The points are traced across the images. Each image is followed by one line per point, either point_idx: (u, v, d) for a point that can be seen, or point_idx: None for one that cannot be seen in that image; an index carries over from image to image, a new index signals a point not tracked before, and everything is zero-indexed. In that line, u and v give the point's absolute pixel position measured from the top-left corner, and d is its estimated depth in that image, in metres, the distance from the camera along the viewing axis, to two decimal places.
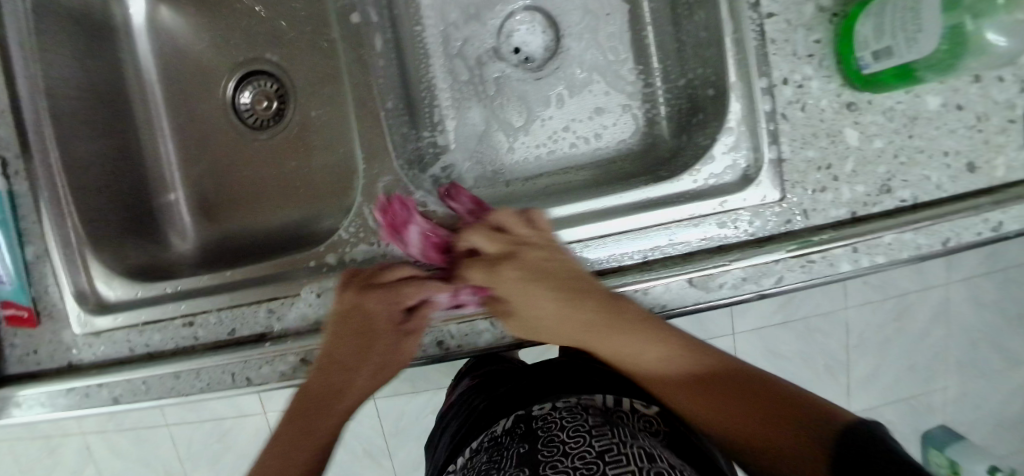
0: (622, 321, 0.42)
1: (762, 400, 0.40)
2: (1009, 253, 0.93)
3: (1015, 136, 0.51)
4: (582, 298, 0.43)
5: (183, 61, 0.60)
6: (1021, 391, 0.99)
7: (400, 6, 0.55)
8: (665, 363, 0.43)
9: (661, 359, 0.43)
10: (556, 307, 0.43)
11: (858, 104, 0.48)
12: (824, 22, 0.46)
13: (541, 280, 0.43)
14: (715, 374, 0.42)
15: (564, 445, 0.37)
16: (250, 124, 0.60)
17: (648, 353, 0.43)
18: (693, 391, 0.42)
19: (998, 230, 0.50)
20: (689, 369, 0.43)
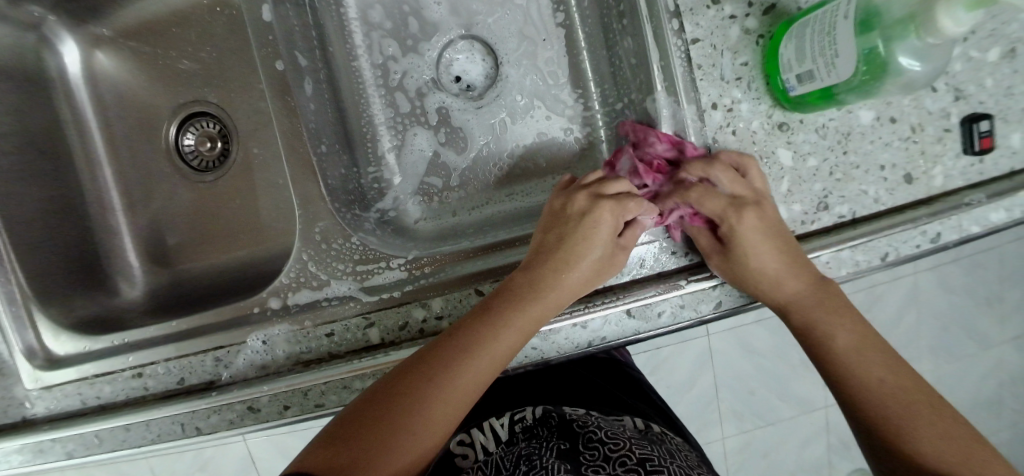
0: (833, 300, 0.42)
1: (933, 441, 0.36)
2: (972, 241, 0.93)
3: (951, 144, 0.51)
4: (787, 255, 0.43)
5: (126, 106, 0.60)
6: (993, 373, 0.99)
7: (335, 44, 0.55)
8: (844, 348, 0.41)
9: (850, 343, 0.41)
10: (777, 269, 0.43)
11: (790, 124, 0.48)
12: (751, 44, 0.47)
13: (772, 238, 0.44)
14: (888, 372, 0.40)
15: (604, 448, 0.40)
16: (196, 167, 0.60)
17: (841, 334, 0.41)
18: (886, 392, 0.39)
19: (937, 241, 0.51)
20: (860, 366, 0.40)
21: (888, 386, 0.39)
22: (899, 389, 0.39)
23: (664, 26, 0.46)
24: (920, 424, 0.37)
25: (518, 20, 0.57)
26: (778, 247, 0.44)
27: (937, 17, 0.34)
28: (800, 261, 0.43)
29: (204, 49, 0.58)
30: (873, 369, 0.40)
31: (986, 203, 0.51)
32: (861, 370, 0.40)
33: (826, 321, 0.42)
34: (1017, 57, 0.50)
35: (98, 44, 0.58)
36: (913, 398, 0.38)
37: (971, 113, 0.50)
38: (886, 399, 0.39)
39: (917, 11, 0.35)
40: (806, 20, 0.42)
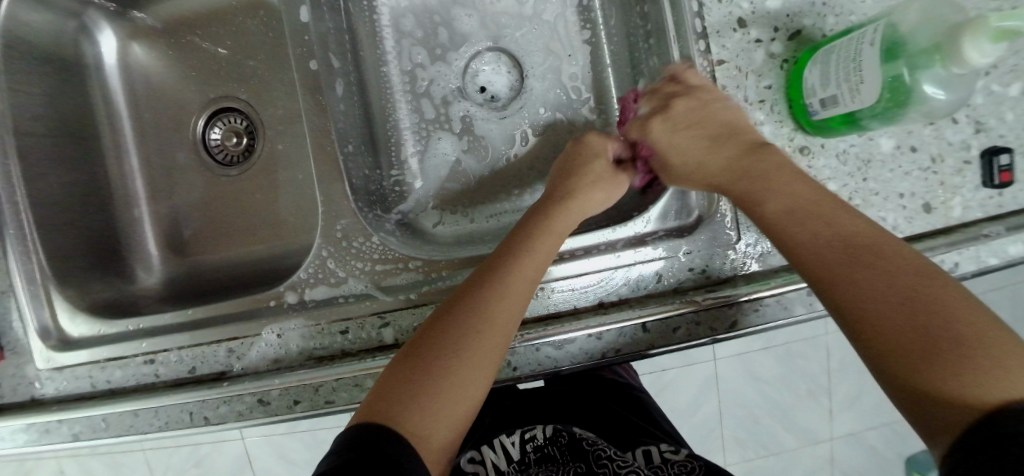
0: (764, 162, 0.41)
1: (910, 312, 0.31)
2: (986, 278, 0.92)
3: (970, 177, 0.51)
4: (715, 140, 0.44)
5: (157, 99, 0.61)
6: None
7: (366, 49, 0.56)
8: (783, 217, 0.38)
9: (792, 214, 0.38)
10: (702, 151, 0.44)
11: (811, 148, 0.48)
12: (775, 67, 0.48)
13: (690, 128, 0.45)
14: (827, 229, 0.36)
15: (613, 464, 0.41)
16: (220, 160, 0.61)
17: (782, 204, 0.39)
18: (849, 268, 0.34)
19: (956, 272, 0.50)
20: (813, 240, 0.36)
21: (832, 255, 0.35)
22: (850, 246, 0.35)
23: (691, 46, 0.47)
24: (883, 285, 0.33)
25: (545, 35, 0.59)
26: (703, 138, 0.44)
27: (961, 48, 0.35)
28: (728, 142, 0.43)
29: (239, 47, 0.59)
30: (820, 231, 0.36)
31: (1005, 236, 0.50)
32: (810, 242, 0.36)
33: (762, 193, 0.39)
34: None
35: (136, 37, 0.60)
36: (868, 253, 0.34)
37: (992, 146, 0.51)
38: (836, 263, 0.35)
39: (942, 41, 0.36)
40: (832, 46, 0.43)
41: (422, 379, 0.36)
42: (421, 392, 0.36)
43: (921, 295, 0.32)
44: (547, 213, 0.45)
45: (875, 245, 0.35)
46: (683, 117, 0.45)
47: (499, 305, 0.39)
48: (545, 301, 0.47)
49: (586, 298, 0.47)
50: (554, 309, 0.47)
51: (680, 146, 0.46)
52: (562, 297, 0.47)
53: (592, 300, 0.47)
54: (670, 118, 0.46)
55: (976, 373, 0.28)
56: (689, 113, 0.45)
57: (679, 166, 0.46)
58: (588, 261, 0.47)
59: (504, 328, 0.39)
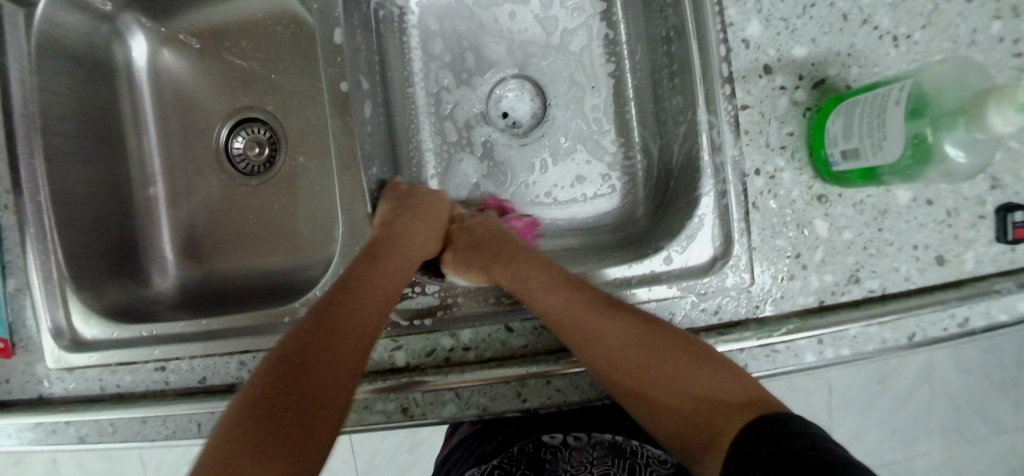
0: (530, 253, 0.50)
1: (660, 363, 0.42)
2: None
3: (984, 231, 0.52)
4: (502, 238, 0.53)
5: (184, 105, 0.62)
6: (1005, 459, 0.97)
7: (394, 69, 0.57)
8: (549, 300, 0.44)
9: (564, 293, 0.45)
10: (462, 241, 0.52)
11: (829, 196, 0.49)
12: (798, 115, 0.48)
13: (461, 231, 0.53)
14: (584, 303, 0.44)
15: None
16: (242, 170, 0.62)
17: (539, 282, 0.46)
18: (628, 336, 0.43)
19: (964, 325, 0.51)
20: (583, 317, 0.43)
21: (607, 329, 0.43)
22: (597, 316, 0.43)
23: (716, 91, 0.48)
24: (633, 345, 0.43)
25: (570, 66, 0.60)
26: (486, 239, 0.52)
27: (986, 114, 0.35)
28: (504, 242, 0.52)
29: (268, 60, 0.60)
30: (580, 307, 0.44)
31: (1016, 293, 0.51)
32: (573, 321, 0.43)
33: (531, 280, 0.46)
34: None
35: (167, 43, 0.61)
36: (611, 314, 0.43)
37: (1008, 203, 0.51)
38: (604, 334, 0.43)
39: (968, 105, 0.37)
40: (858, 99, 0.43)
41: (298, 403, 0.35)
42: (297, 412, 0.35)
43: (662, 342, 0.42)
44: (386, 251, 0.46)
45: (614, 302, 0.44)
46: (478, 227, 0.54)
47: (348, 326, 0.41)
48: (555, 333, 0.47)
49: None
50: (564, 342, 0.47)
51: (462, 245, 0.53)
52: None
53: None
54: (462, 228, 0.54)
55: (704, 393, 0.40)
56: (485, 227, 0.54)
57: (462, 258, 0.52)
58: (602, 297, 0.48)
59: (359, 347, 0.40)
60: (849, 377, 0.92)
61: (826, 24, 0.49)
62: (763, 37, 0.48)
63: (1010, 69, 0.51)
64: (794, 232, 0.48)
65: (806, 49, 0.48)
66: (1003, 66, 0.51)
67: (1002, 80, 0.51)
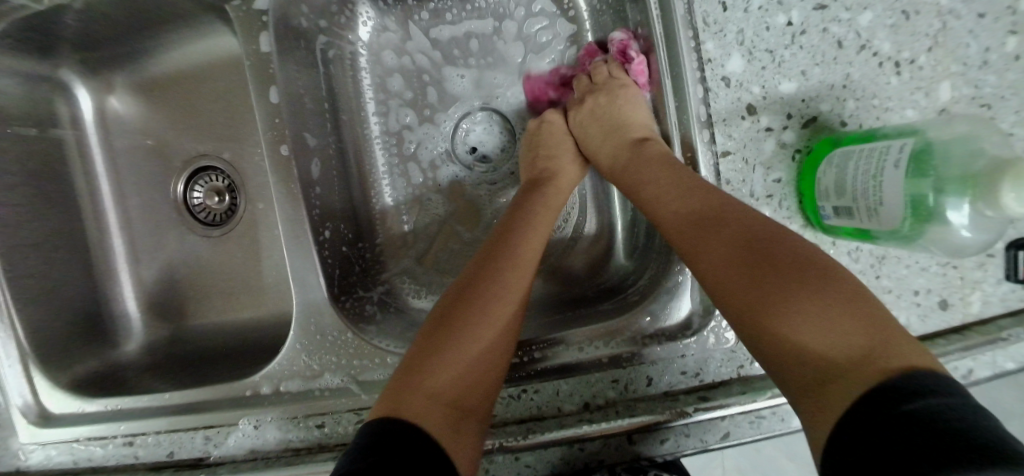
0: (648, 153, 0.46)
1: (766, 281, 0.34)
2: None
3: (993, 271, 0.47)
4: (625, 118, 0.50)
5: (137, 154, 0.59)
6: None
7: (347, 112, 0.54)
8: (662, 198, 0.42)
9: (665, 201, 0.42)
10: (602, 139, 0.52)
11: (821, 246, 0.45)
12: (786, 158, 0.43)
13: (598, 116, 0.52)
14: (682, 191, 0.41)
15: None
16: (204, 220, 0.59)
17: (653, 189, 0.43)
18: (736, 246, 0.37)
19: (968, 377, 0.47)
20: (685, 226, 0.40)
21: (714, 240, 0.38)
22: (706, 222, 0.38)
23: (695, 136, 0.44)
24: (747, 261, 0.35)
25: (537, 96, 0.58)
26: (604, 130, 0.51)
27: (997, 194, 0.31)
28: (622, 133, 0.49)
29: (220, 104, 0.56)
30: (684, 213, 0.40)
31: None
32: (681, 223, 0.40)
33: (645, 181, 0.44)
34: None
35: (112, 90, 0.57)
36: (718, 220, 0.38)
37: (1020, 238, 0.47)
38: (699, 233, 0.39)
39: (978, 174, 0.32)
40: (855, 151, 0.38)
41: (426, 366, 0.36)
42: (427, 387, 0.35)
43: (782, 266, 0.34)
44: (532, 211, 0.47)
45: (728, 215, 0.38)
46: (593, 110, 0.53)
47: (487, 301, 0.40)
48: (527, 402, 0.44)
49: (572, 401, 0.44)
50: (535, 410, 0.44)
51: (590, 137, 0.53)
52: (546, 399, 0.44)
53: (576, 403, 0.44)
54: (580, 122, 0.54)
55: (814, 326, 0.31)
56: (603, 104, 0.52)
57: (594, 152, 0.53)
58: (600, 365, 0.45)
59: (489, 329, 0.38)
60: None
61: (816, 54, 0.44)
62: (746, 74, 0.43)
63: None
64: None
65: (795, 83, 0.43)
66: (1019, 86, 0.45)
67: (1019, 105, 0.45)
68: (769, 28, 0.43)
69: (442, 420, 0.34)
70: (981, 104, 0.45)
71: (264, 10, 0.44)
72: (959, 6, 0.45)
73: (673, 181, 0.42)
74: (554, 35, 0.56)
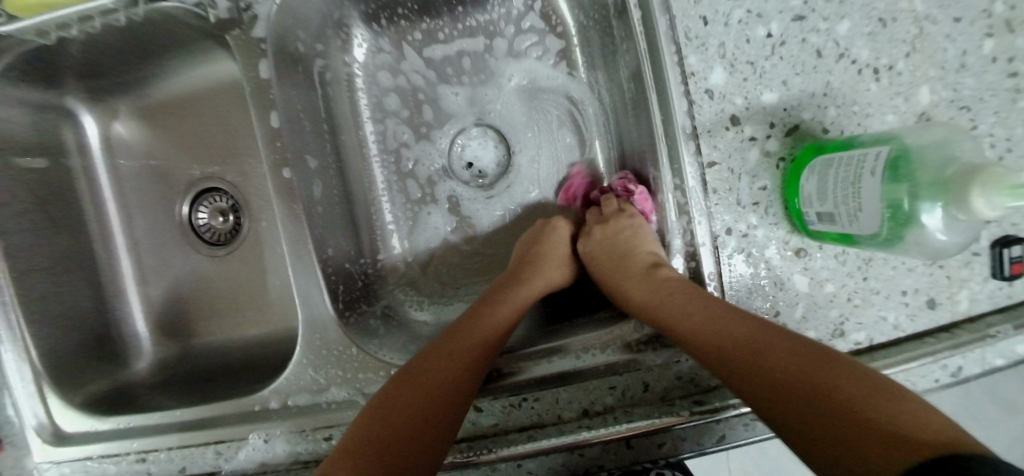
0: (664, 279, 0.44)
1: (792, 373, 0.34)
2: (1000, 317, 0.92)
3: (979, 269, 0.49)
4: (630, 248, 0.49)
5: (142, 178, 0.60)
6: None
7: (346, 132, 0.56)
8: (675, 314, 0.41)
9: (684, 317, 0.40)
10: (612, 261, 0.51)
11: (807, 249, 0.46)
12: (771, 167, 0.45)
13: (605, 246, 0.52)
14: (704, 312, 0.40)
15: None
16: (209, 240, 0.61)
17: (672, 309, 0.42)
18: (758, 351, 0.36)
19: (959, 374, 0.48)
20: (707, 334, 0.39)
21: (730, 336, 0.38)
22: (723, 336, 0.38)
23: (681, 148, 0.45)
24: (771, 354, 0.36)
25: (529, 110, 0.59)
26: (608, 254, 0.51)
27: (969, 197, 0.33)
28: (631, 260, 0.48)
29: (222, 127, 0.58)
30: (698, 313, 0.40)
31: (1013, 335, 0.48)
32: (703, 338, 0.39)
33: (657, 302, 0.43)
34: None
35: (116, 116, 0.59)
36: (745, 348, 0.37)
37: (1004, 237, 0.48)
38: (726, 347, 0.38)
39: (950, 179, 0.34)
40: (835, 157, 0.39)
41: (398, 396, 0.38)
42: (398, 410, 0.37)
43: (808, 360, 0.34)
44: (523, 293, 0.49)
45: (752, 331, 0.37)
46: (601, 241, 0.53)
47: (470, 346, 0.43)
48: (527, 409, 0.46)
49: (571, 408, 0.45)
50: (536, 418, 0.46)
51: (597, 263, 0.53)
52: (546, 406, 0.46)
53: (575, 410, 0.45)
54: (586, 249, 0.54)
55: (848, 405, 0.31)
56: (612, 236, 0.52)
57: (597, 276, 0.52)
58: (594, 365, 0.47)
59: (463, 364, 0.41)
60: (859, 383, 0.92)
61: (796, 64, 0.45)
62: (728, 86, 0.44)
63: (1006, 93, 0.46)
64: (772, 290, 0.46)
65: (777, 93, 0.45)
66: (996, 88, 0.47)
67: (997, 106, 0.46)
68: (749, 40, 0.45)
69: (398, 441, 0.35)
70: (961, 107, 0.46)
71: (262, 38, 0.45)
72: (936, 12, 0.46)
73: (689, 297, 0.42)
74: (545, 50, 0.58)
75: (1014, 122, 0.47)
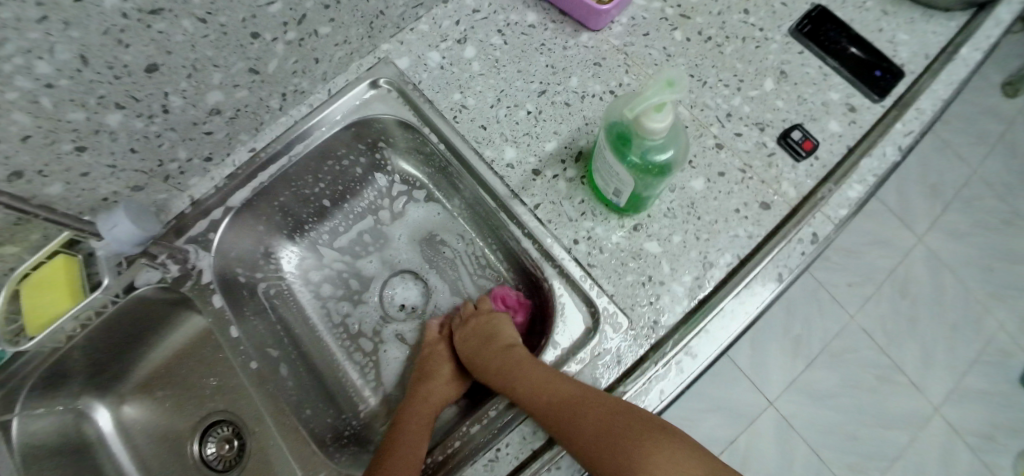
0: (516, 356, 0.56)
1: (628, 450, 0.46)
2: (904, 221, 1.23)
3: (782, 163, 0.60)
4: (499, 331, 0.61)
5: (157, 441, 0.70)
6: (1005, 293, 1.21)
7: (298, 325, 0.70)
8: (531, 388, 0.51)
9: (537, 390, 0.51)
10: (465, 344, 0.62)
11: (641, 222, 0.58)
12: (580, 185, 0.60)
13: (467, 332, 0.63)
14: (554, 391, 0.50)
15: None
16: (220, 468, 0.70)
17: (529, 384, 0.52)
18: (605, 427, 0.47)
19: (818, 238, 0.56)
20: (552, 406, 0.49)
21: (586, 417, 0.48)
22: (570, 403, 0.49)
23: (514, 207, 0.60)
24: (606, 427, 0.47)
25: (421, 242, 0.74)
26: (480, 341, 0.61)
27: (635, 125, 0.45)
28: (486, 336, 0.61)
29: (207, 373, 0.72)
30: (546, 389, 0.50)
31: (837, 189, 0.58)
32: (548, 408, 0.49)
33: (517, 378, 0.53)
34: (789, 75, 0.64)
35: (123, 399, 0.69)
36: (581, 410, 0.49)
37: (783, 132, 0.61)
38: (578, 420, 0.48)
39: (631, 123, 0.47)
40: (597, 162, 0.55)
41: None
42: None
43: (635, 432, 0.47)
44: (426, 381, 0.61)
45: (585, 398, 0.50)
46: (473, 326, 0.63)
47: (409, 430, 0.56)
48: (507, 457, 0.51)
49: (539, 436, 0.52)
50: (517, 463, 0.51)
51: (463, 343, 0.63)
52: (519, 447, 0.52)
53: (543, 437, 0.52)
54: (461, 338, 0.63)
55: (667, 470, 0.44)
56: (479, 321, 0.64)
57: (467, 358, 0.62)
58: None
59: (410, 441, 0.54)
60: (859, 327, 1.16)
61: (558, 118, 0.63)
62: (519, 154, 0.61)
63: (712, 52, 0.65)
64: (633, 262, 0.57)
65: (554, 141, 0.62)
66: (705, 54, 0.65)
67: (711, 62, 0.65)
68: (517, 121, 0.63)
69: None
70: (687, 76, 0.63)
71: (210, 281, 0.62)
72: (629, 39, 0.66)
73: (547, 374, 0.52)
74: (414, 197, 0.75)
75: (727, 65, 0.64)
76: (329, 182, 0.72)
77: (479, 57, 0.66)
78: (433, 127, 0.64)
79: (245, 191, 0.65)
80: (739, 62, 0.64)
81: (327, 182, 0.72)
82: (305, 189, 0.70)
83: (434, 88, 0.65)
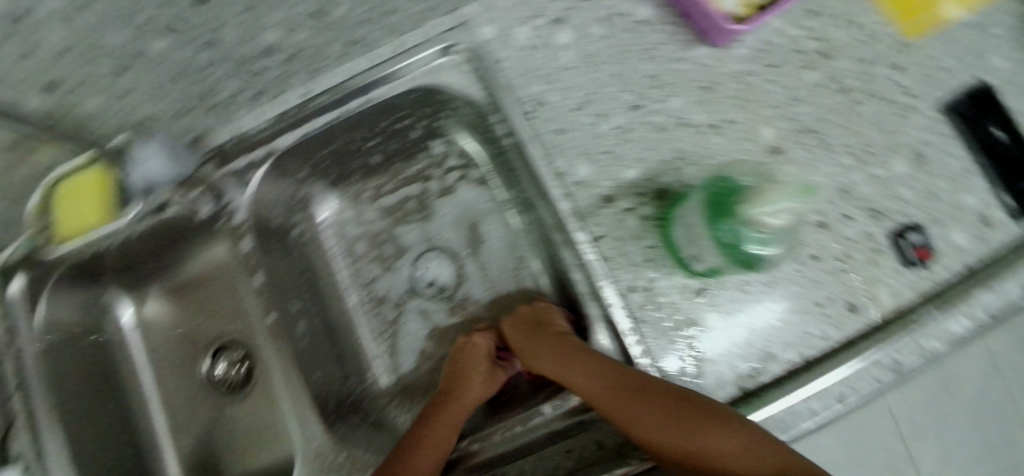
0: (567, 342, 0.54)
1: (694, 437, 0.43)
2: None
3: (886, 262, 0.52)
4: (547, 325, 0.58)
5: (163, 342, 0.72)
6: None
7: (324, 279, 0.69)
8: (585, 377, 0.50)
9: (592, 378, 0.49)
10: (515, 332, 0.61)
11: (710, 287, 0.52)
12: (652, 227, 0.53)
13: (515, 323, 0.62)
14: (611, 381, 0.47)
15: None
16: (226, 387, 0.71)
17: (584, 372, 0.50)
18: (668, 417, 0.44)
19: (898, 368, 0.50)
20: (608, 396, 0.47)
21: (647, 408, 0.45)
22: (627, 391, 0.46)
23: (573, 232, 0.53)
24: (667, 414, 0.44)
25: (461, 223, 0.70)
26: (527, 332, 0.60)
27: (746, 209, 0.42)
28: (538, 328, 0.59)
29: (226, 301, 0.73)
30: (601, 381, 0.48)
31: (941, 318, 0.50)
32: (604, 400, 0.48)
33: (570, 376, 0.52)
34: (928, 161, 0.55)
35: (145, 300, 0.72)
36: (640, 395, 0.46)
37: (897, 228, 0.53)
38: (638, 408, 0.45)
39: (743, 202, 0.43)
40: (687, 213, 0.50)
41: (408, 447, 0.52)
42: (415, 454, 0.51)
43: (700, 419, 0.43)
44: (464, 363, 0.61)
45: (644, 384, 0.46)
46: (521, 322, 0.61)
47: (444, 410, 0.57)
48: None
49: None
50: None
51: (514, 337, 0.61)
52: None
53: None
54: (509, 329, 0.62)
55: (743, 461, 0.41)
56: (528, 313, 0.61)
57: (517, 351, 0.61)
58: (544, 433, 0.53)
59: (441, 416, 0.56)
60: None
61: (646, 141, 0.55)
62: (593, 174, 0.55)
63: (844, 107, 0.57)
64: (687, 330, 0.51)
65: (635, 169, 0.54)
66: (834, 107, 0.57)
67: (842, 121, 0.56)
68: (600, 134, 0.56)
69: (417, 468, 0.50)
70: (805, 130, 0.56)
71: (242, 221, 0.63)
72: (754, 66, 0.58)
73: (604, 362, 0.49)
74: (468, 175, 0.69)
75: (863, 129, 0.56)
76: (382, 140, 0.67)
77: (574, 45, 0.58)
78: (506, 116, 0.57)
79: (294, 135, 0.61)
80: (877, 129, 0.56)
81: (380, 139, 0.67)
82: (359, 142, 0.66)
83: (517, 70, 0.58)
